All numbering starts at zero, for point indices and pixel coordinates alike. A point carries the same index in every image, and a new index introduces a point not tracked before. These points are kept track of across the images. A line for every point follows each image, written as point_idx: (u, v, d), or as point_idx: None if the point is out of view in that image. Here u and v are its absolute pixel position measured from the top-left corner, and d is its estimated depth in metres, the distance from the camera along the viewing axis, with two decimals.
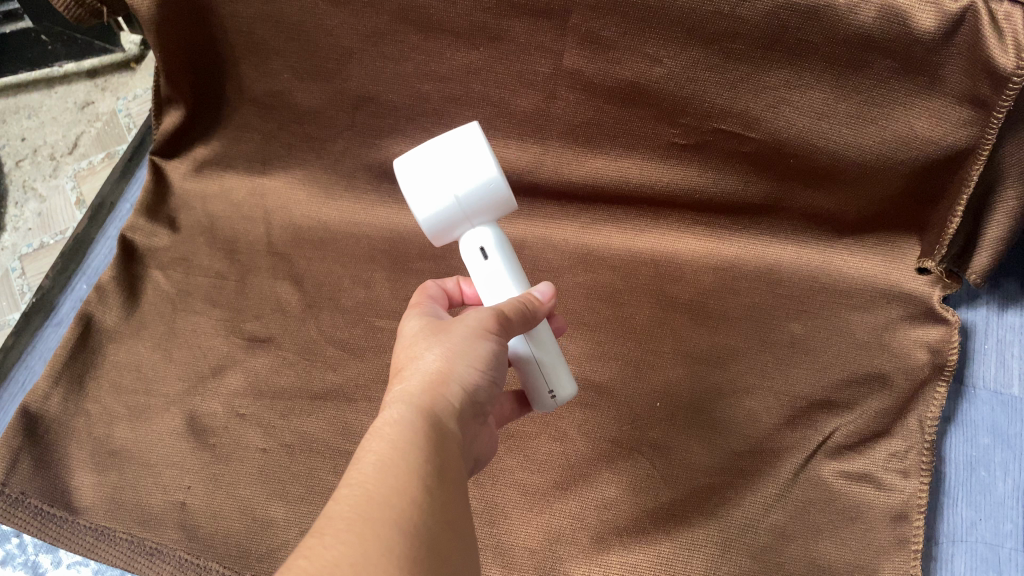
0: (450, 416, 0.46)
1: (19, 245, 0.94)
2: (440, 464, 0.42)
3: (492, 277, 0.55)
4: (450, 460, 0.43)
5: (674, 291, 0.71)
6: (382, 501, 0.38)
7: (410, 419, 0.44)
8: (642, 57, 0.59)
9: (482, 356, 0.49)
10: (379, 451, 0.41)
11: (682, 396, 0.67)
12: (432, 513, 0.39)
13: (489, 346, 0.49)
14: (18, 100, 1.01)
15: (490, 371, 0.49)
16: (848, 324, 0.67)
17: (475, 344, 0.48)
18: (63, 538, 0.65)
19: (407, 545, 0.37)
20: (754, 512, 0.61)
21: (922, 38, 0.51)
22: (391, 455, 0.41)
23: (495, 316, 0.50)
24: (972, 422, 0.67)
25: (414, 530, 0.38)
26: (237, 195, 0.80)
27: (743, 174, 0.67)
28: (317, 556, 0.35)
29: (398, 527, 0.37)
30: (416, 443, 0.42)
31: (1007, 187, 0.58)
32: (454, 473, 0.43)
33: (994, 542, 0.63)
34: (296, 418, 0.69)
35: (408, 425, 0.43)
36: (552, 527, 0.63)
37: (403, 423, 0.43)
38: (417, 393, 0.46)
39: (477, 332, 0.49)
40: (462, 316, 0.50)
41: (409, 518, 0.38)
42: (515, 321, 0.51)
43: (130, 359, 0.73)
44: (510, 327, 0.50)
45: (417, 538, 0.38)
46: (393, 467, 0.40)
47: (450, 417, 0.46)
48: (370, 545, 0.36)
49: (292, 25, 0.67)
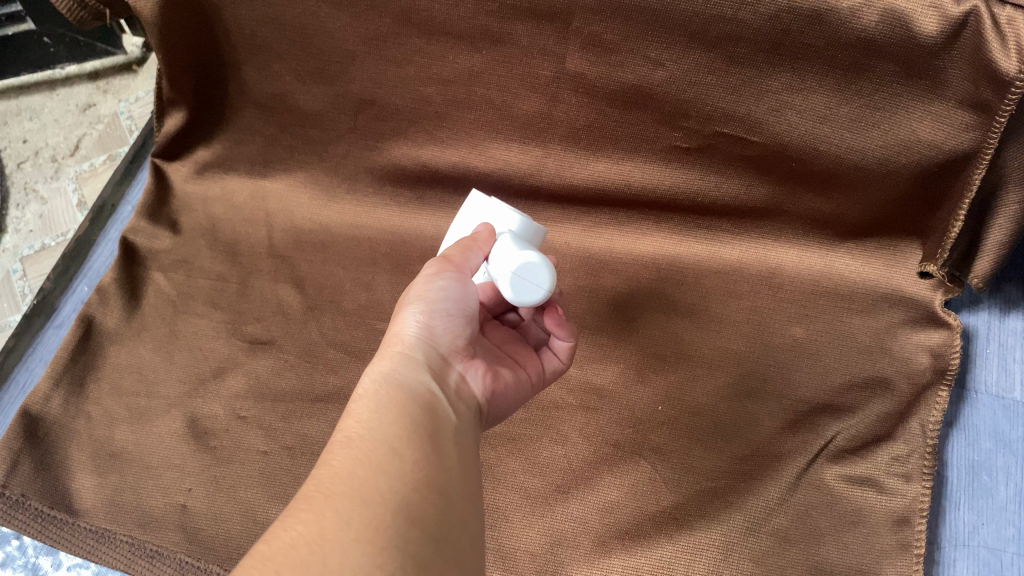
0: (413, 365, 0.49)
1: (20, 247, 0.94)
2: (407, 426, 0.44)
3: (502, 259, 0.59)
4: (418, 410, 0.46)
5: (676, 295, 0.71)
6: (345, 478, 0.40)
7: (369, 384, 0.47)
8: (644, 60, 0.59)
9: (435, 296, 0.52)
10: (346, 429, 0.44)
11: (683, 400, 0.67)
12: (399, 480, 0.41)
13: (440, 284, 0.52)
14: (18, 103, 1.01)
15: (448, 307, 0.52)
16: (850, 328, 0.66)
17: (425, 289, 0.52)
18: (64, 540, 0.66)
19: (367, 516, 0.38)
20: (756, 516, 0.61)
21: (924, 42, 0.51)
22: (356, 430, 0.44)
23: (439, 263, 0.53)
24: (974, 426, 0.67)
25: (380, 497, 0.39)
26: (238, 197, 0.80)
27: (746, 178, 0.66)
28: (276, 539, 0.37)
29: (358, 499, 0.39)
30: (379, 410, 0.45)
31: (1008, 192, 0.58)
32: (426, 431, 0.45)
33: (995, 547, 0.63)
34: (297, 421, 0.69)
35: (370, 393, 0.46)
36: (553, 531, 0.63)
37: (362, 393, 0.46)
38: (380, 359, 0.50)
39: (424, 279, 0.53)
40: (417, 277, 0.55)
41: (374, 487, 0.40)
42: (458, 259, 0.54)
43: (131, 362, 0.73)
44: (463, 266, 0.54)
45: (383, 505, 0.39)
46: (358, 441, 0.43)
47: (413, 366, 0.49)
48: (330, 520, 0.38)
49: (295, 28, 0.67)
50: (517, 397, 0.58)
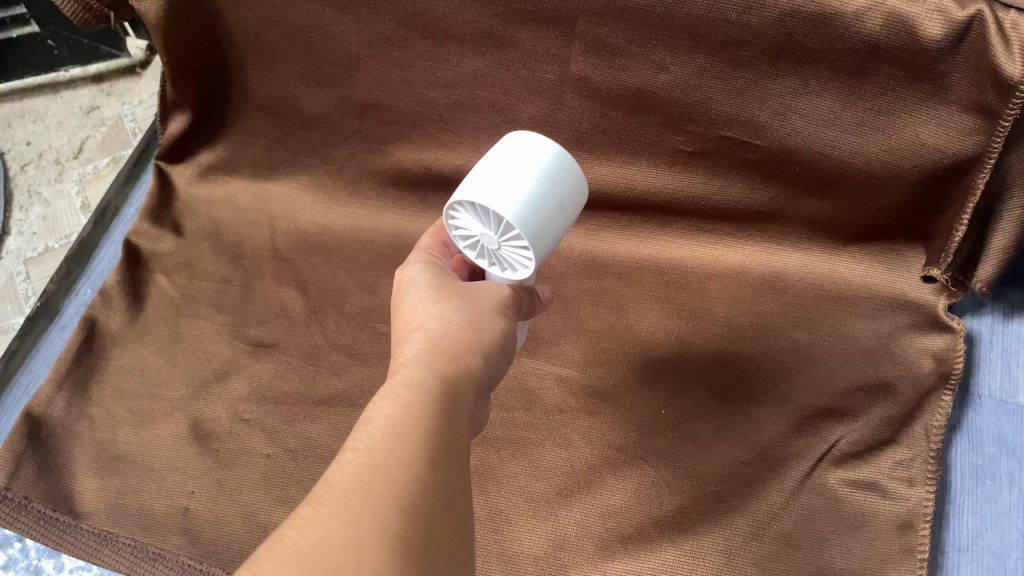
0: (470, 387, 0.44)
1: (24, 249, 0.94)
2: (449, 444, 0.41)
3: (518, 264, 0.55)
4: (462, 440, 0.42)
5: (680, 298, 0.71)
6: (384, 477, 0.37)
7: (431, 387, 0.42)
8: (649, 64, 0.60)
9: (504, 332, 0.48)
10: (390, 420, 0.40)
11: (687, 404, 0.67)
12: (433, 494, 0.38)
13: (508, 323, 0.49)
14: (23, 104, 1.02)
15: (506, 349, 0.49)
16: (854, 332, 0.66)
17: (497, 320, 0.48)
18: (66, 543, 0.65)
19: (402, 526, 0.36)
20: (761, 520, 0.61)
21: (927, 46, 0.51)
22: (401, 424, 0.39)
23: (510, 302, 0.50)
24: (978, 430, 0.66)
25: (412, 508, 0.36)
26: (242, 200, 0.81)
27: (749, 182, 0.67)
28: (309, 529, 0.34)
29: (395, 505, 0.36)
30: (434, 418, 0.41)
31: (1012, 196, 0.58)
32: (460, 455, 0.42)
33: (999, 551, 0.62)
34: (300, 423, 0.69)
35: (430, 397, 0.41)
36: (556, 534, 0.63)
37: (422, 391, 0.41)
38: (442, 357, 0.44)
39: (499, 309, 0.49)
40: (482, 289, 0.49)
41: (409, 495, 0.37)
42: (522, 308, 0.52)
43: (134, 364, 0.73)
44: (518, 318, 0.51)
45: (413, 519, 0.36)
46: (400, 438, 0.39)
47: (470, 392, 0.44)
48: (364, 523, 0.35)
49: (299, 31, 0.67)
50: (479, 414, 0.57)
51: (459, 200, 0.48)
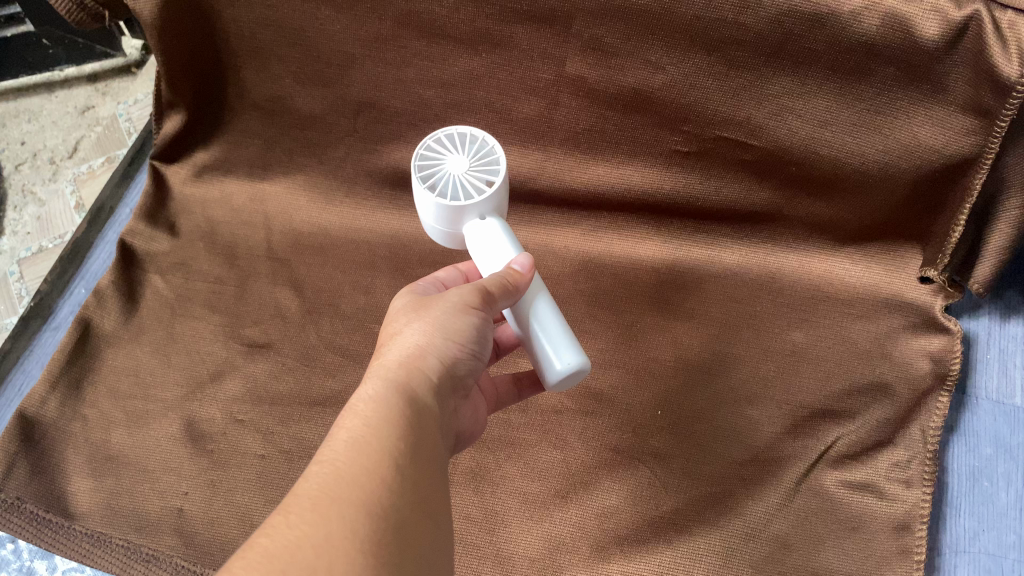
0: (430, 394, 0.44)
1: (18, 249, 0.94)
2: (415, 448, 0.40)
3: (487, 250, 0.54)
4: (428, 442, 0.42)
5: (675, 299, 0.70)
6: (351, 484, 0.37)
7: (387, 396, 0.41)
8: (645, 64, 0.59)
9: (466, 330, 0.47)
10: (353, 429, 0.40)
11: (683, 405, 0.66)
12: (403, 496, 0.38)
13: (472, 322, 0.47)
14: (18, 104, 1.01)
15: (475, 344, 0.48)
16: (850, 332, 0.66)
17: (457, 319, 0.47)
18: (59, 544, 0.65)
19: (372, 530, 0.35)
20: (756, 521, 0.61)
21: (924, 46, 0.51)
22: (364, 434, 0.39)
23: (477, 300, 0.48)
24: (975, 432, 0.66)
25: (381, 513, 0.36)
26: (237, 200, 0.80)
27: (744, 183, 0.66)
28: (280, 535, 0.34)
29: (364, 510, 0.36)
30: (393, 426, 0.40)
31: (1009, 197, 0.58)
32: (430, 459, 0.41)
33: (996, 553, 0.62)
34: (295, 424, 0.68)
35: (385, 405, 0.41)
36: (552, 536, 0.63)
37: (379, 401, 0.41)
38: (394, 369, 0.44)
39: (458, 307, 0.47)
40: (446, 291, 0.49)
41: (378, 500, 0.37)
42: (497, 296, 0.49)
43: (129, 364, 0.73)
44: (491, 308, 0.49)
45: (383, 522, 0.36)
46: (365, 446, 0.39)
47: (432, 396, 0.44)
48: (333, 528, 0.34)
49: (294, 31, 0.67)
50: (475, 416, 0.56)
51: (437, 134, 0.55)
